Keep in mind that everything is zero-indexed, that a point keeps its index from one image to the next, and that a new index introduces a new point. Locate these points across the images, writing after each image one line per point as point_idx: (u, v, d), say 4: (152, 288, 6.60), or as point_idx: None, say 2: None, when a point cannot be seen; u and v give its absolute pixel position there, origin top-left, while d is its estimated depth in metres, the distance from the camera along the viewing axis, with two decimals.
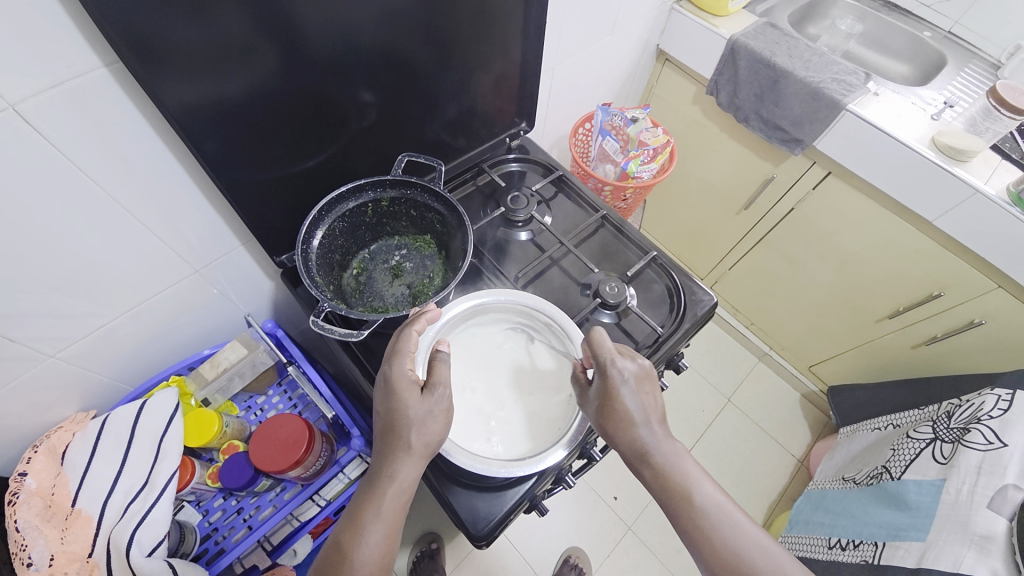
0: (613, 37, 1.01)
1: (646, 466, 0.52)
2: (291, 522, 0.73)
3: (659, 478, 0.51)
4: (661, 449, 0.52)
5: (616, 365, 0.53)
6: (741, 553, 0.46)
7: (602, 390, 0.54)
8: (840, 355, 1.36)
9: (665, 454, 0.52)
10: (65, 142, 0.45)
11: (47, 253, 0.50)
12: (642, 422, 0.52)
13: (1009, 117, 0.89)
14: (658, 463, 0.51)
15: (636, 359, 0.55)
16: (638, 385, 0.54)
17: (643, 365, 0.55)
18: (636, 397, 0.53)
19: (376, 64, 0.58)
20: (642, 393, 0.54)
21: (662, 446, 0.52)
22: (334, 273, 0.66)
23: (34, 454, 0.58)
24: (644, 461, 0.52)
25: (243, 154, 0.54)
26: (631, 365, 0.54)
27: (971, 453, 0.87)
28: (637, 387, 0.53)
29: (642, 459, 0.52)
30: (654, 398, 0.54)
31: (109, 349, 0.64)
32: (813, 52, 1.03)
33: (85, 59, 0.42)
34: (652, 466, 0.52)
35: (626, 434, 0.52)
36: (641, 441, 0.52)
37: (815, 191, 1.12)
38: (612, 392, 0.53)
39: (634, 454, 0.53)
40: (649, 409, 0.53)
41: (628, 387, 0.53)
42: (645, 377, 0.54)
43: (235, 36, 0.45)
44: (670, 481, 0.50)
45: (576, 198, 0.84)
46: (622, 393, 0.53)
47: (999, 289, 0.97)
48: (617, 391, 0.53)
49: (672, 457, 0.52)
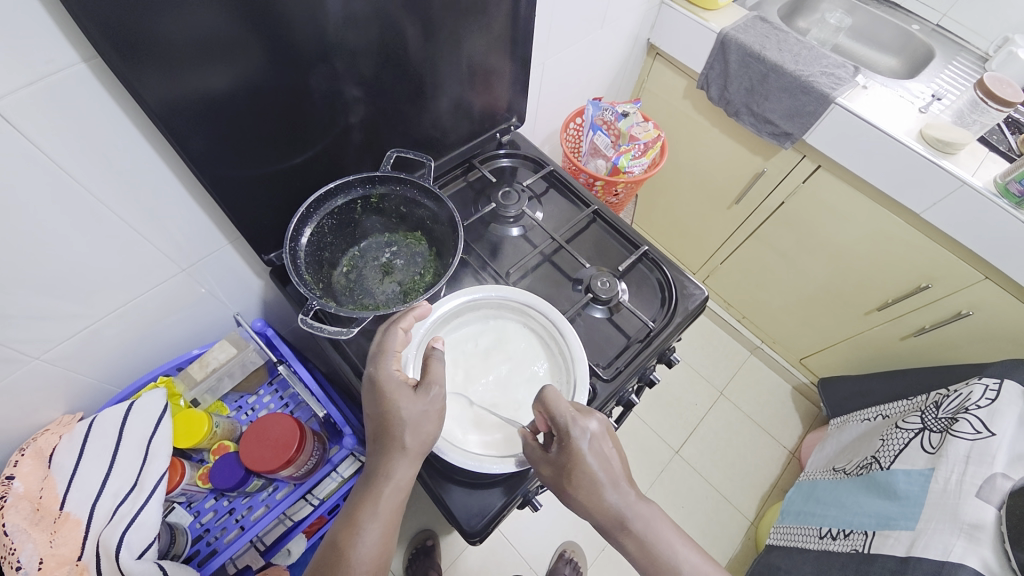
0: (604, 31, 1.01)
1: (626, 533, 0.50)
2: (284, 521, 0.72)
3: (643, 547, 0.50)
4: (637, 512, 0.51)
5: (577, 426, 0.51)
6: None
7: (567, 460, 0.51)
8: (831, 348, 1.37)
9: (641, 518, 0.51)
10: (44, 140, 0.44)
11: (28, 253, 0.49)
12: (612, 485, 0.51)
13: (995, 110, 0.90)
14: (638, 531, 0.50)
15: (595, 417, 0.53)
16: (602, 446, 0.52)
17: (603, 421, 0.53)
18: (604, 460, 0.51)
19: (364, 58, 0.58)
20: (608, 455, 0.52)
21: (638, 509, 0.51)
22: (324, 270, 0.66)
23: (21, 457, 0.58)
24: (623, 530, 0.51)
25: (228, 151, 0.53)
26: (592, 425, 0.52)
27: (959, 442, 0.88)
28: (603, 449, 0.52)
29: (621, 527, 0.51)
30: (618, 457, 0.53)
31: (96, 350, 0.63)
32: (803, 46, 1.03)
33: (63, 54, 0.41)
34: (631, 535, 0.50)
35: (599, 503, 0.51)
36: (616, 508, 0.51)
37: (805, 184, 1.13)
38: (578, 458, 0.50)
39: (611, 521, 0.51)
40: (616, 471, 0.52)
41: (593, 451, 0.51)
42: (607, 435, 0.53)
43: (217, 31, 0.44)
44: (653, 551, 0.50)
45: (567, 193, 0.84)
46: (589, 457, 0.50)
47: (986, 280, 0.98)
48: (584, 458, 0.50)
49: (652, 521, 0.51)
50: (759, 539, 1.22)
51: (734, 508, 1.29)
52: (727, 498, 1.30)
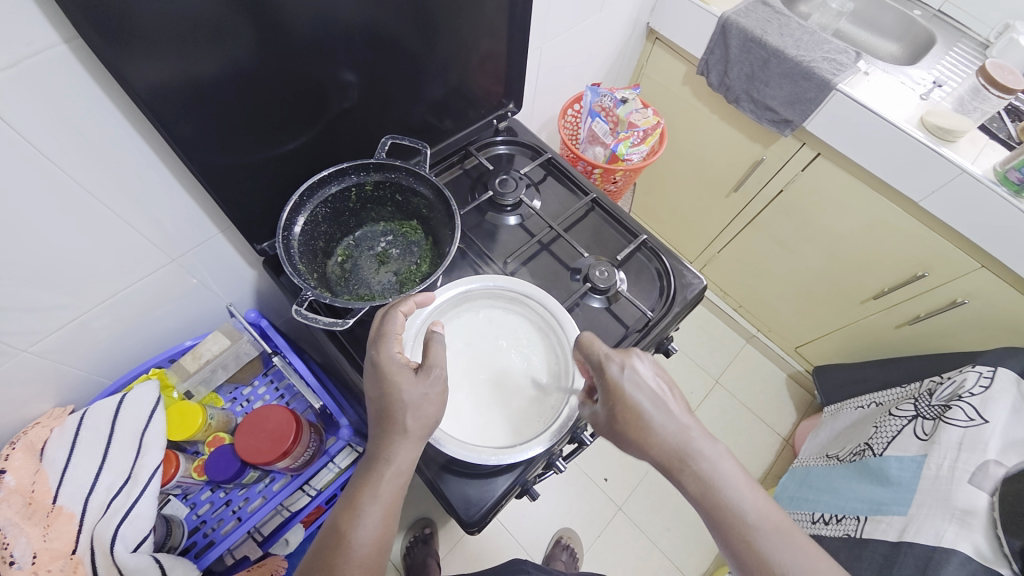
0: (603, 14, 0.99)
1: (687, 473, 0.48)
2: (281, 512, 0.73)
3: (703, 488, 0.47)
4: (698, 450, 0.49)
5: (619, 367, 0.52)
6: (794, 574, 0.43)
7: (612, 397, 0.51)
8: (827, 336, 1.37)
9: (705, 458, 0.48)
10: (22, 125, 0.42)
11: (11, 243, 0.47)
12: (665, 421, 0.50)
13: (997, 97, 0.89)
14: (699, 470, 0.48)
15: (639, 360, 0.53)
16: (647, 383, 0.51)
17: (650, 363, 0.53)
18: (651, 396, 0.51)
19: (357, 42, 0.56)
20: (659, 391, 0.51)
21: (699, 446, 0.49)
22: (318, 260, 0.65)
23: (12, 450, 0.56)
24: (683, 471, 0.48)
25: (218, 138, 0.51)
26: (636, 366, 0.52)
27: (953, 430, 0.89)
28: (653, 385, 0.51)
29: (681, 468, 0.48)
30: (672, 393, 0.52)
31: (85, 342, 0.62)
32: (804, 31, 1.01)
33: (41, 35, 0.39)
34: (692, 477, 0.48)
35: (652, 441, 0.49)
36: (673, 445, 0.49)
37: (804, 173, 1.12)
38: (621, 396, 0.51)
39: (669, 461, 0.49)
40: (669, 406, 0.51)
41: (637, 388, 0.51)
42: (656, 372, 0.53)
43: (202, 12, 0.42)
44: (715, 490, 0.47)
45: (565, 180, 0.83)
46: (632, 392, 0.51)
47: (983, 269, 0.98)
48: (629, 392, 0.51)
49: (713, 462, 0.48)
50: None
51: None
52: None
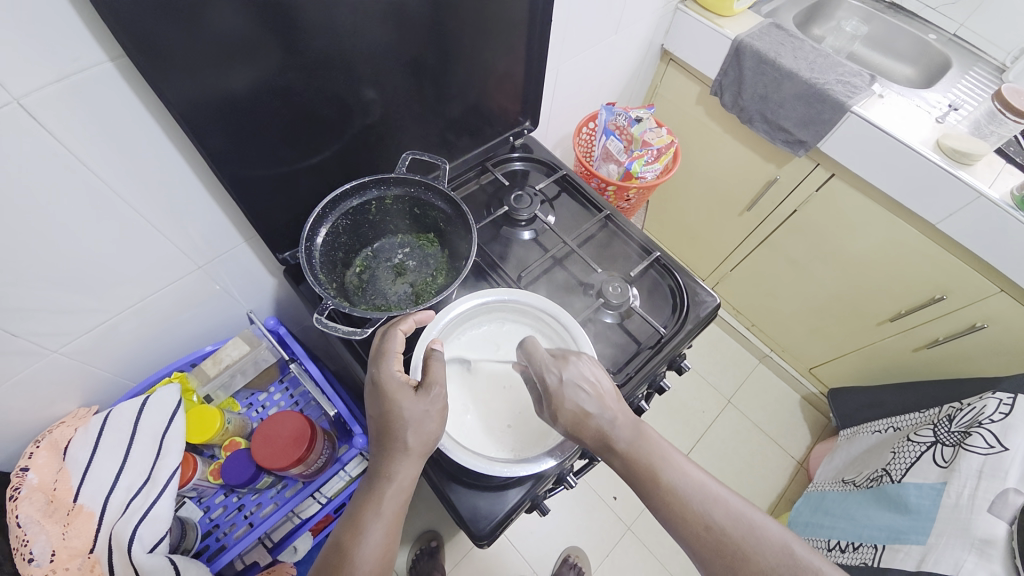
0: (619, 36, 1.01)
1: (613, 453, 0.52)
2: (291, 519, 0.73)
3: (627, 465, 0.52)
4: (621, 436, 0.52)
5: (551, 370, 0.54)
6: (710, 522, 0.48)
7: (546, 401, 0.53)
8: (842, 358, 1.35)
9: (627, 441, 0.52)
10: (69, 138, 0.45)
11: (50, 248, 0.50)
12: (600, 413, 0.52)
13: (1013, 121, 0.89)
14: (623, 452, 0.52)
15: (570, 361, 0.54)
16: (581, 383, 0.53)
17: (580, 363, 0.55)
18: (587, 393, 0.53)
19: (381, 61, 0.58)
20: (590, 385, 0.53)
21: (621, 432, 0.52)
22: (338, 270, 0.66)
23: (36, 449, 0.58)
24: (610, 452, 0.53)
25: (248, 150, 0.54)
26: (566, 368, 0.54)
27: (972, 457, 0.86)
28: (585, 383, 0.53)
29: (609, 450, 0.53)
30: (609, 386, 0.54)
31: (112, 345, 0.64)
32: (818, 53, 1.03)
33: (91, 53, 0.42)
34: (618, 456, 0.52)
35: (584, 431, 0.52)
36: (602, 434, 0.52)
37: (818, 193, 1.12)
38: (557, 399, 0.52)
39: (599, 445, 0.53)
40: (602, 398, 0.53)
41: (573, 390, 0.53)
42: (589, 370, 0.54)
43: (237, 33, 0.45)
44: (638, 464, 0.51)
45: (579, 197, 0.84)
46: (565, 395, 0.52)
47: (1002, 293, 0.97)
48: (562, 398, 0.52)
49: (636, 441, 0.52)
50: None
51: None
52: None
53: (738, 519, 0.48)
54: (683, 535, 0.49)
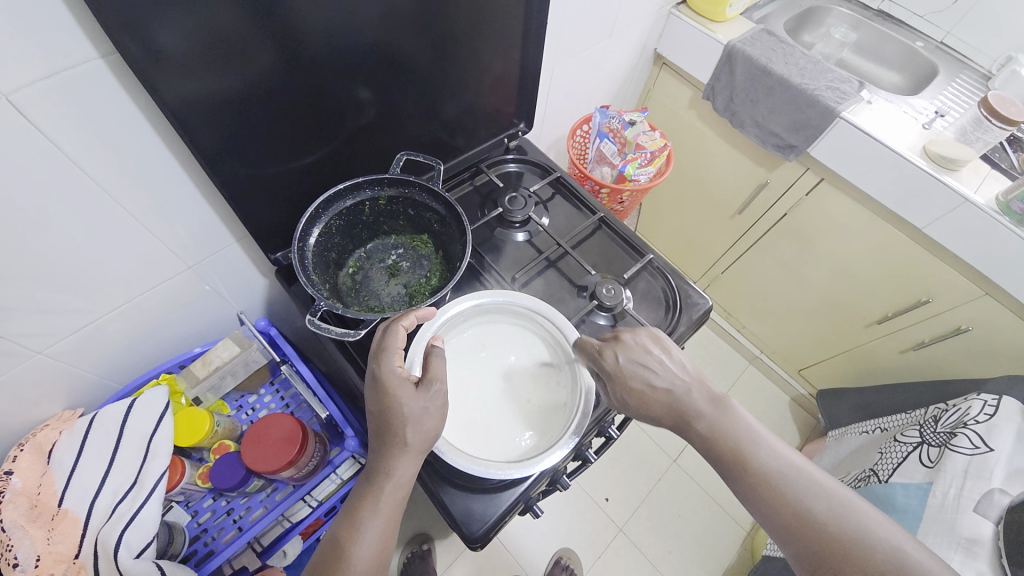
0: (612, 39, 1.02)
1: (695, 430, 0.55)
2: (281, 523, 0.72)
3: (709, 437, 0.55)
4: (700, 411, 0.55)
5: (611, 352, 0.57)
6: (807, 509, 0.49)
7: (616, 384, 0.56)
8: (830, 359, 1.37)
9: (706, 415, 0.55)
10: (57, 135, 0.44)
11: (36, 247, 0.49)
12: (669, 389, 0.56)
13: (1000, 128, 0.91)
14: (704, 426, 0.55)
15: (630, 341, 0.58)
16: (649, 364, 0.56)
17: (643, 342, 0.58)
18: (655, 372, 0.56)
19: (377, 61, 0.58)
20: (656, 363, 0.57)
21: (700, 407, 0.55)
22: (330, 271, 0.66)
23: (20, 452, 0.57)
24: (691, 427, 0.56)
25: (241, 149, 0.53)
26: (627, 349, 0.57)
27: (958, 457, 0.88)
28: (650, 361, 0.56)
29: (689, 425, 0.56)
30: (674, 362, 0.57)
31: (98, 346, 0.63)
32: (808, 60, 1.04)
33: (80, 49, 0.41)
34: (700, 432, 0.55)
35: (660, 407, 0.56)
36: (678, 409, 0.56)
37: (808, 197, 1.14)
38: (624, 378, 0.56)
39: (678, 420, 0.56)
40: (673, 376, 0.57)
41: (642, 371, 0.56)
42: (653, 347, 0.57)
43: (232, 30, 0.44)
44: (722, 439, 0.54)
45: (573, 199, 0.84)
46: (633, 375, 0.56)
47: (986, 297, 0.99)
48: (633, 378, 0.56)
49: (719, 416, 0.55)
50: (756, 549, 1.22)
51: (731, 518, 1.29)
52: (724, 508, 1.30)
53: (843, 519, 0.48)
54: (772, 521, 0.50)
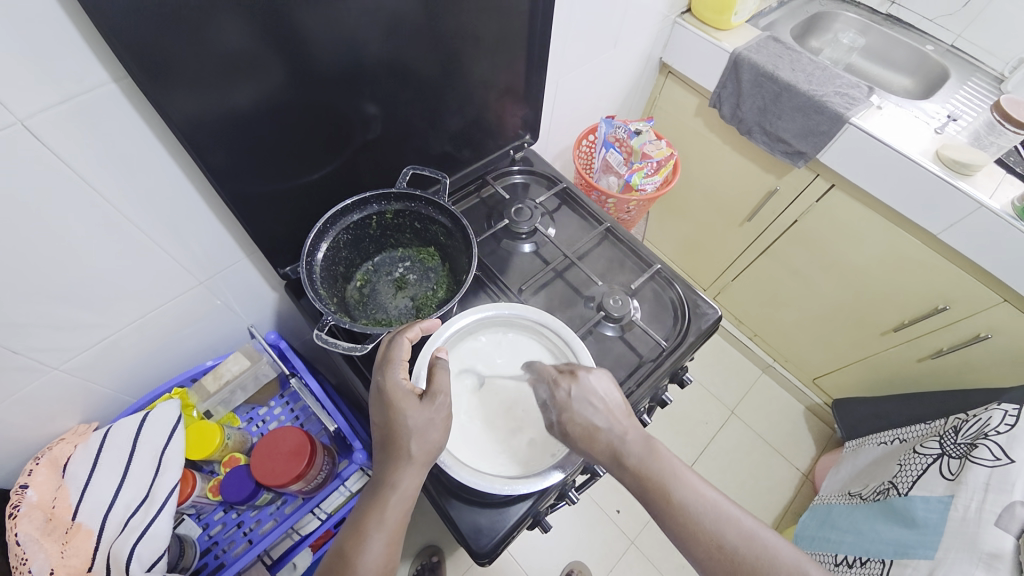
0: (617, 50, 1.02)
1: (625, 469, 0.52)
2: (291, 535, 0.73)
3: (638, 482, 0.51)
4: (632, 450, 0.52)
5: (560, 383, 0.56)
6: (721, 541, 0.47)
7: (558, 413, 0.55)
8: (845, 368, 1.34)
9: (637, 456, 0.52)
10: (72, 157, 0.45)
11: (53, 265, 0.50)
12: (607, 427, 0.53)
13: (1012, 132, 0.89)
14: (633, 467, 0.51)
15: (578, 374, 0.56)
16: (592, 397, 0.55)
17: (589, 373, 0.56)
18: (597, 406, 0.54)
19: (382, 78, 0.59)
20: (598, 397, 0.55)
21: (632, 446, 0.52)
22: (338, 285, 0.66)
23: (36, 466, 0.58)
24: (621, 468, 0.52)
25: (249, 167, 0.54)
26: (573, 381, 0.56)
27: (979, 469, 0.85)
28: (593, 395, 0.55)
29: (619, 466, 0.52)
30: (619, 402, 0.55)
31: (113, 361, 0.64)
32: (815, 66, 1.03)
33: (95, 74, 0.42)
34: (629, 472, 0.51)
35: (595, 445, 0.53)
36: (613, 448, 0.52)
37: (819, 203, 1.12)
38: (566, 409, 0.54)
39: (611, 461, 0.53)
40: (613, 413, 0.54)
41: (584, 403, 0.54)
42: (599, 382, 0.56)
43: (240, 51, 0.45)
44: (649, 480, 0.50)
45: (580, 209, 0.84)
46: (574, 405, 0.54)
47: (1005, 303, 0.96)
48: (574, 409, 0.54)
49: (647, 457, 0.51)
50: None
51: None
52: None
53: (751, 541, 0.47)
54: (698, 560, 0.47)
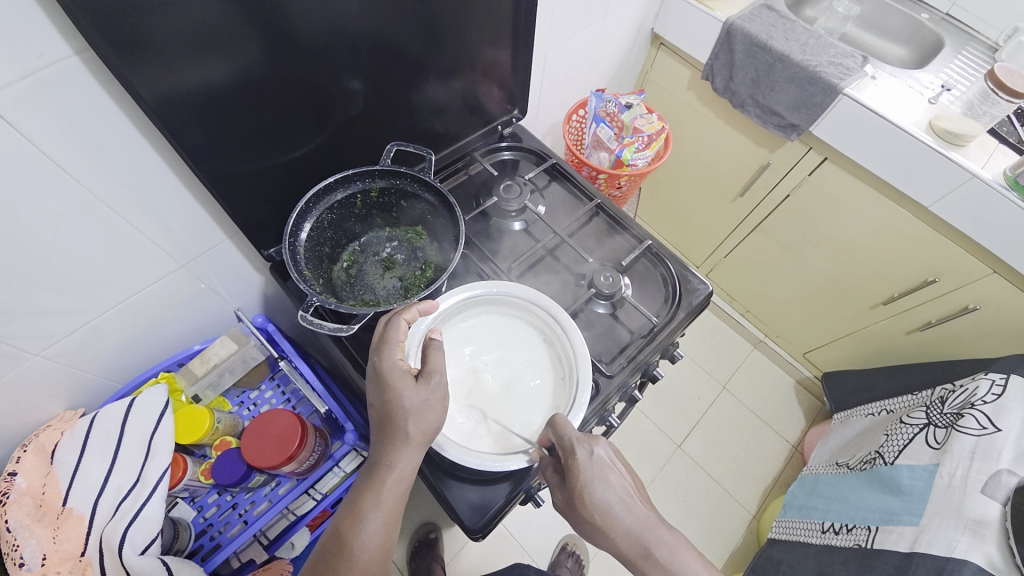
0: (607, 20, 0.99)
1: (648, 561, 0.49)
2: (287, 516, 0.73)
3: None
4: (659, 539, 0.50)
5: (584, 453, 0.52)
6: None
7: (580, 489, 0.51)
8: (836, 342, 1.36)
9: (664, 544, 0.50)
10: (37, 136, 0.43)
11: (24, 250, 0.48)
12: (627, 510, 0.51)
13: (1006, 101, 0.88)
14: (662, 559, 0.49)
15: (602, 445, 0.53)
16: (609, 471, 0.52)
17: (608, 447, 0.54)
18: (615, 487, 0.52)
19: (362, 50, 0.56)
20: (618, 480, 0.52)
21: (658, 535, 0.50)
22: (324, 266, 0.65)
23: (23, 453, 0.57)
24: (645, 560, 0.49)
25: (226, 146, 0.52)
26: (598, 450, 0.53)
27: (964, 438, 0.87)
28: (613, 477, 0.52)
29: (646, 557, 0.49)
30: (630, 481, 0.54)
31: (96, 347, 0.63)
32: (810, 35, 1.01)
33: (55, 46, 0.40)
34: (656, 563, 0.49)
35: (618, 530, 0.50)
36: (636, 534, 0.50)
37: (811, 177, 1.11)
38: (588, 486, 0.51)
39: (634, 551, 0.50)
40: (628, 496, 0.52)
41: (604, 480, 0.52)
42: (616, 459, 0.54)
43: (212, 24, 0.43)
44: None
45: (570, 186, 0.83)
46: (597, 483, 0.51)
47: (994, 275, 0.97)
48: (594, 483, 0.51)
49: (675, 546, 0.50)
50: (761, 532, 1.23)
51: (736, 502, 1.29)
52: (729, 493, 1.30)
53: None
54: None
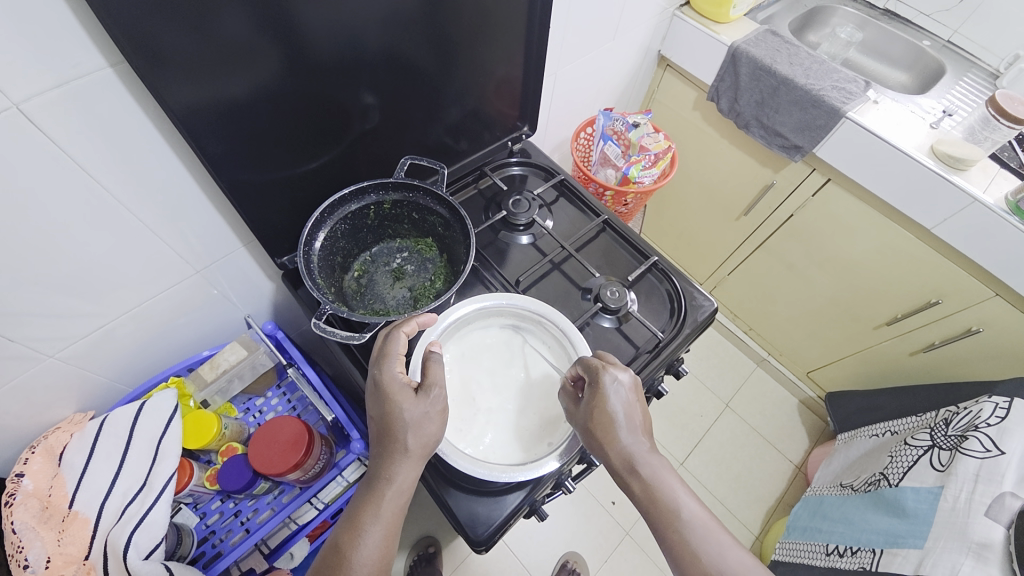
0: (616, 42, 1.02)
1: (635, 476, 0.51)
2: (288, 524, 0.73)
3: (646, 491, 0.50)
4: (649, 461, 0.51)
5: (608, 375, 0.53)
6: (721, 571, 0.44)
7: (593, 400, 0.53)
8: (839, 362, 1.36)
9: (651, 467, 0.51)
10: (67, 143, 0.45)
11: (46, 254, 0.50)
12: (628, 431, 0.52)
13: (1007, 128, 0.90)
14: (645, 476, 0.50)
15: (628, 372, 0.54)
16: (627, 396, 0.53)
17: (633, 377, 0.55)
18: (626, 409, 0.53)
19: (380, 67, 0.58)
20: (630, 406, 0.53)
21: (649, 459, 0.51)
22: (336, 275, 0.66)
23: (31, 455, 0.58)
24: (630, 474, 0.51)
25: (245, 156, 0.54)
26: (622, 375, 0.54)
27: (969, 460, 0.87)
28: (628, 402, 0.53)
29: (630, 471, 0.51)
30: (642, 411, 0.54)
31: (108, 350, 0.64)
32: (813, 60, 1.04)
33: (90, 58, 0.42)
34: (639, 479, 0.50)
35: (613, 444, 0.51)
36: (628, 453, 0.51)
37: (815, 197, 1.13)
38: (602, 401, 0.52)
39: (621, 465, 0.51)
40: (634, 422, 0.53)
41: (618, 400, 0.53)
42: (635, 389, 0.54)
43: (239, 39, 0.45)
44: (658, 497, 0.49)
45: (577, 202, 0.84)
46: (611, 402, 0.52)
47: (997, 297, 0.98)
48: (608, 400, 0.52)
49: (661, 471, 0.50)
50: (764, 554, 1.21)
51: (739, 523, 1.27)
52: (732, 513, 1.29)
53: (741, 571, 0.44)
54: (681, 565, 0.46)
